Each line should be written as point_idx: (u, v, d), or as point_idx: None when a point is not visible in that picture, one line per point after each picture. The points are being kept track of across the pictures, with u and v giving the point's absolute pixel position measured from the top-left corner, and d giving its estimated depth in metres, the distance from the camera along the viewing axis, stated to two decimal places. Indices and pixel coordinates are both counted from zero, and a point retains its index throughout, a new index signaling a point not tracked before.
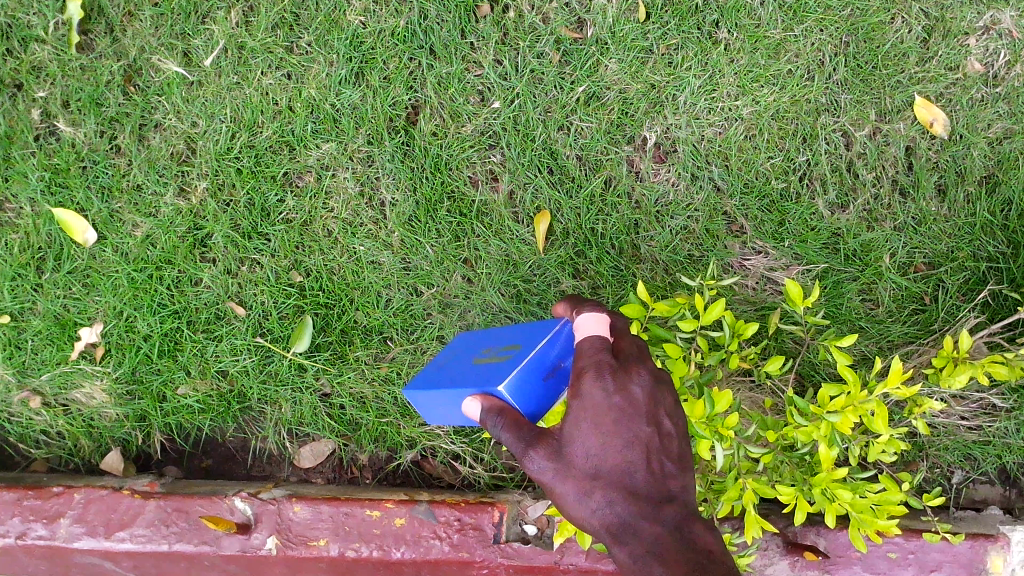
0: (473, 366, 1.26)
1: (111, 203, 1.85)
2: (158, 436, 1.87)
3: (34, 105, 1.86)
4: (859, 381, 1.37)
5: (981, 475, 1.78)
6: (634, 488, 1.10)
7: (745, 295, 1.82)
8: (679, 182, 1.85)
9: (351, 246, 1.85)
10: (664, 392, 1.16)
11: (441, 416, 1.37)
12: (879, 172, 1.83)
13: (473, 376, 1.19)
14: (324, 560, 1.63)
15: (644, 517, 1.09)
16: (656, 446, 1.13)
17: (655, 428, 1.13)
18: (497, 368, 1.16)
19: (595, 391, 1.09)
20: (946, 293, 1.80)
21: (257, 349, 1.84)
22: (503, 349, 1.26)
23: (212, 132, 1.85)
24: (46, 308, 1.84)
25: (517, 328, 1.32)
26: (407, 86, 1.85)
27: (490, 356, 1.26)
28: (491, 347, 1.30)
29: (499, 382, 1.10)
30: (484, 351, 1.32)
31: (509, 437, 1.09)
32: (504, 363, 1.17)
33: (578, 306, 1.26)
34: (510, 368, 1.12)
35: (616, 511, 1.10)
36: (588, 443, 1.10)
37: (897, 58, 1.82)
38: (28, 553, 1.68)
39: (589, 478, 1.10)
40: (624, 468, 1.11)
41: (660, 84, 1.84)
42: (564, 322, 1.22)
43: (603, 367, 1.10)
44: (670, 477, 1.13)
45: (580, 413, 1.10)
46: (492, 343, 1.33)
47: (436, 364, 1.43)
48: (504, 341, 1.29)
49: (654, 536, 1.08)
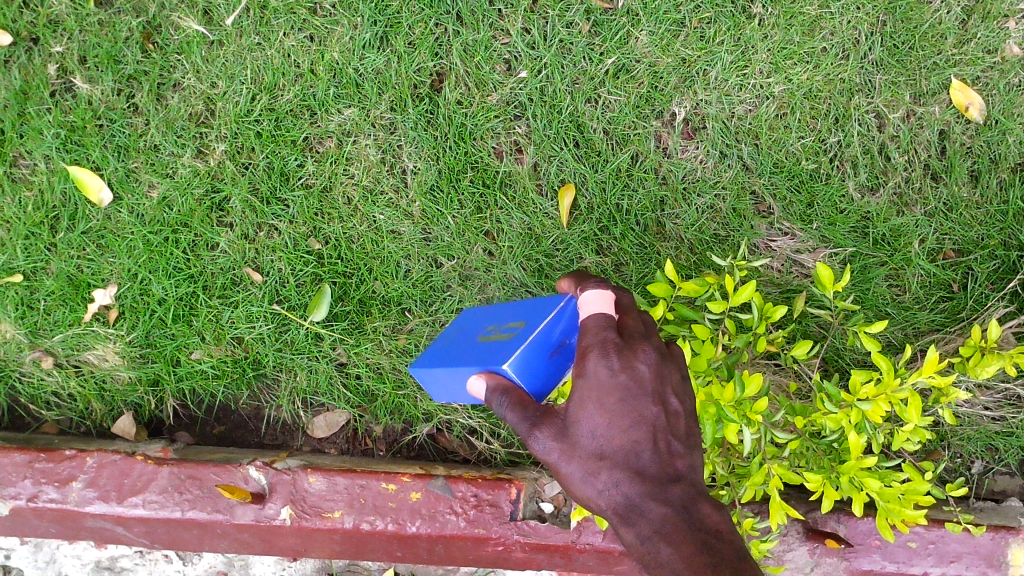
0: (479, 343, 1.24)
1: (128, 162, 1.82)
2: (171, 401, 1.85)
3: (50, 60, 1.82)
4: (893, 369, 1.34)
5: (1002, 466, 1.76)
6: (640, 468, 1.06)
7: (771, 276, 1.79)
8: (707, 160, 1.81)
9: (371, 215, 1.81)
10: (670, 369, 1.14)
11: (447, 393, 1.35)
12: (911, 155, 1.79)
13: (478, 354, 1.17)
14: (338, 531, 1.61)
15: (651, 497, 1.05)
16: (662, 425, 1.09)
17: (661, 407, 1.10)
18: (502, 345, 1.14)
19: (600, 370, 1.07)
20: (975, 281, 1.77)
21: (274, 316, 1.81)
22: (508, 325, 1.23)
23: (232, 94, 1.81)
24: (60, 269, 1.81)
25: (521, 303, 1.29)
26: (432, 52, 1.81)
27: (495, 332, 1.24)
28: (496, 324, 1.28)
29: (503, 360, 1.08)
30: (488, 327, 1.29)
31: (513, 417, 1.08)
32: (508, 340, 1.15)
33: (582, 281, 1.22)
34: (515, 346, 1.10)
35: (622, 491, 1.06)
36: (594, 423, 1.08)
37: (934, 39, 1.77)
38: (39, 516, 1.65)
39: (594, 458, 1.07)
40: (630, 448, 1.07)
41: (690, 58, 1.79)
42: (569, 297, 1.18)
43: (609, 347, 1.08)
44: (677, 456, 1.09)
45: (585, 392, 1.08)
46: (497, 319, 1.30)
47: (442, 341, 1.40)
48: (509, 317, 1.27)
49: (660, 517, 1.04)
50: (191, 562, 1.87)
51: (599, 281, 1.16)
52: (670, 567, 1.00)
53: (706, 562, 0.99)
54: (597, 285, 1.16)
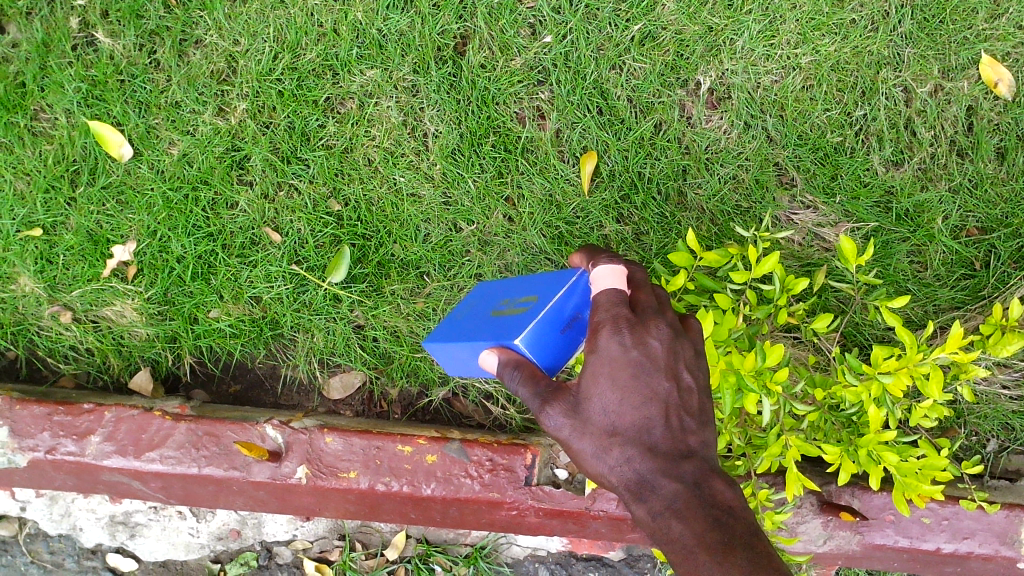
0: (492, 319, 1.23)
1: (149, 118, 1.81)
2: (189, 358, 1.86)
3: (72, 14, 1.80)
4: (917, 344, 1.33)
5: (1018, 445, 1.75)
6: (652, 445, 1.07)
7: (792, 250, 1.78)
8: (731, 130, 1.79)
9: (391, 177, 1.81)
10: (684, 345, 1.12)
11: (460, 367, 1.35)
12: (938, 130, 1.77)
13: (491, 329, 1.16)
14: (353, 492, 1.62)
15: (663, 473, 1.05)
16: (675, 401, 1.09)
17: (674, 383, 1.09)
18: (514, 320, 1.13)
19: (613, 346, 1.06)
20: (998, 259, 1.75)
21: (292, 277, 1.81)
22: (520, 300, 1.22)
23: (254, 52, 1.80)
24: (79, 223, 1.81)
25: (534, 279, 1.28)
26: (457, 14, 1.79)
27: (507, 307, 1.23)
28: (509, 299, 1.26)
29: (515, 335, 1.07)
30: (502, 302, 1.28)
31: (525, 392, 1.07)
32: (520, 315, 1.14)
33: (594, 257, 1.19)
34: (528, 321, 1.09)
35: (634, 467, 1.06)
36: (606, 399, 1.07)
37: (965, 13, 1.74)
38: (56, 468, 1.66)
39: (606, 435, 1.07)
40: (642, 424, 1.07)
41: (717, 27, 1.77)
42: (581, 271, 1.16)
43: (621, 322, 1.07)
44: (689, 432, 1.09)
45: (597, 368, 1.07)
46: (510, 294, 1.30)
47: (457, 316, 1.39)
48: (521, 292, 1.26)
49: (672, 493, 1.04)
50: (205, 520, 1.89)
51: (611, 259, 1.13)
52: (681, 543, 1.00)
53: (718, 539, 0.98)
54: (608, 261, 1.14)
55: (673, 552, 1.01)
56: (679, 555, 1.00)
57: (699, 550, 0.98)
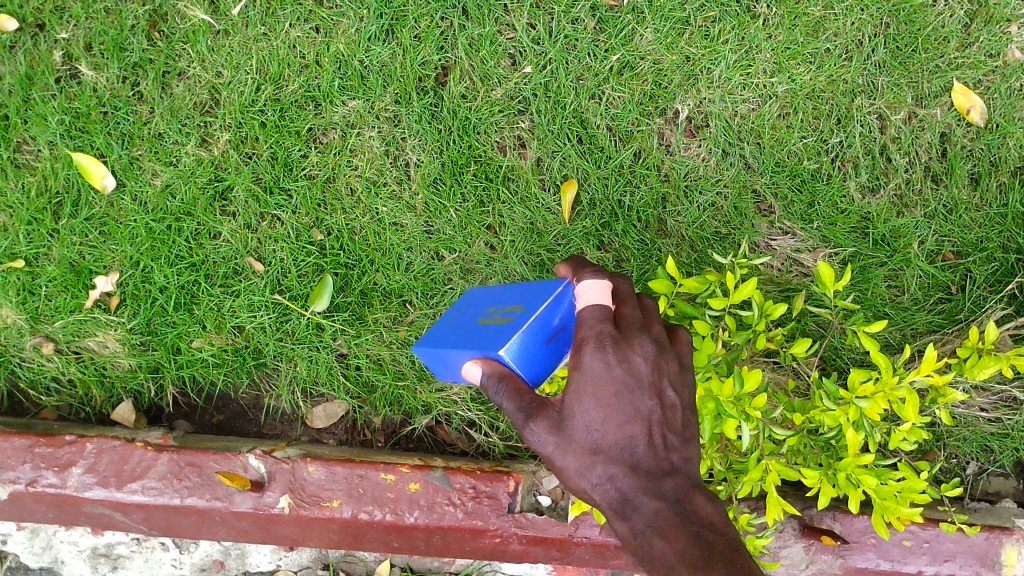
0: (478, 327, 1.23)
1: (131, 150, 1.82)
2: (171, 389, 1.85)
3: (55, 47, 1.81)
4: (892, 368, 1.35)
5: (997, 467, 1.78)
6: (635, 462, 1.07)
7: (771, 275, 1.80)
8: (709, 158, 1.81)
9: (373, 207, 1.82)
10: (667, 361, 1.13)
11: (446, 375, 1.35)
12: (913, 157, 1.80)
13: (477, 338, 1.17)
14: (336, 521, 1.62)
15: (645, 491, 1.05)
16: (657, 418, 1.10)
17: (657, 400, 1.10)
18: (500, 329, 1.14)
19: (596, 363, 1.07)
20: (974, 283, 1.78)
21: (275, 306, 1.82)
22: (506, 309, 1.23)
23: (237, 84, 1.81)
24: (62, 255, 1.81)
25: (520, 288, 1.28)
26: (438, 46, 1.81)
27: (494, 316, 1.24)
28: (496, 308, 1.27)
29: (500, 346, 1.07)
30: (488, 311, 1.29)
31: (510, 405, 1.07)
32: (506, 324, 1.14)
33: (577, 268, 1.20)
34: (513, 331, 1.09)
35: (617, 485, 1.07)
36: (590, 416, 1.08)
37: (937, 41, 1.78)
38: (37, 500, 1.65)
39: (589, 452, 1.08)
40: (624, 442, 1.08)
41: (694, 56, 1.80)
42: (566, 283, 1.17)
43: (605, 339, 1.08)
44: (672, 449, 1.10)
45: (581, 385, 1.08)
46: (496, 302, 1.30)
47: (443, 323, 1.39)
48: (507, 301, 1.26)
49: (654, 511, 1.04)
50: (188, 551, 1.87)
51: (593, 273, 1.14)
52: (662, 561, 1.00)
53: (698, 555, 0.98)
54: (592, 274, 1.14)
55: (655, 570, 1.01)
56: (661, 572, 0.99)
57: (680, 566, 0.98)
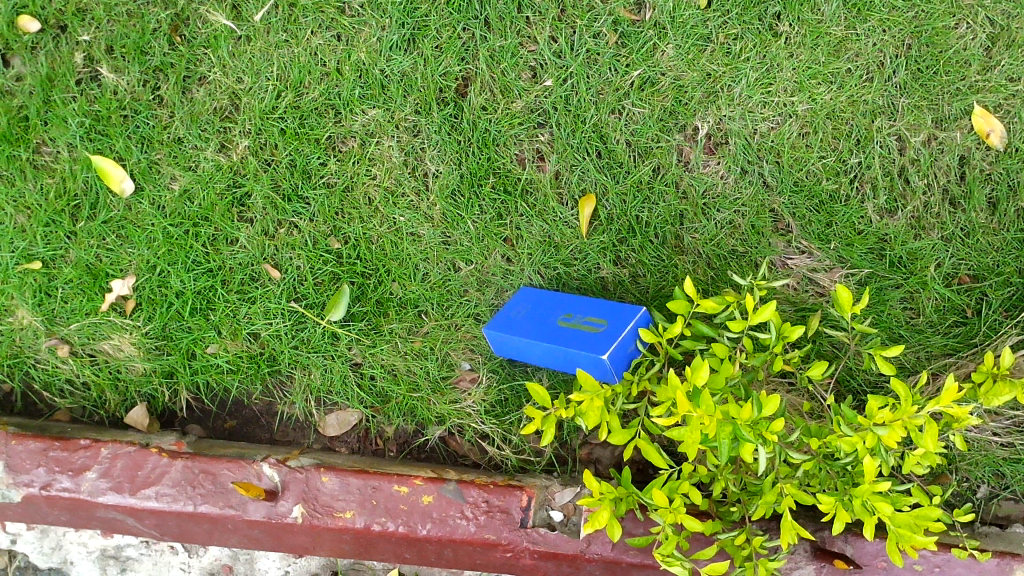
0: (562, 328, 1.56)
1: (151, 154, 1.82)
2: (185, 394, 1.86)
3: (77, 49, 1.81)
4: (911, 396, 1.35)
5: (1008, 492, 1.77)
6: None
7: (786, 295, 1.81)
8: (728, 176, 1.81)
9: (391, 217, 1.83)
10: None
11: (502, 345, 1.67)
12: (931, 179, 1.78)
13: (562, 333, 1.53)
14: (348, 531, 1.62)
15: None
16: None
17: None
18: (586, 330, 1.53)
19: None
20: (989, 307, 1.76)
21: (291, 313, 1.83)
22: (586, 319, 1.57)
23: (258, 90, 1.81)
24: (79, 257, 1.82)
25: (592, 302, 1.60)
26: (459, 57, 1.81)
27: (575, 323, 1.56)
28: (573, 314, 1.59)
29: (603, 351, 1.45)
30: (565, 314, 1.60)
31: None
32: (590, 327, 1.54)
33: None
34: (610, 341, 1.48)
35: None
36: None
37: (958, 65, 1.74)
38: (51, 503, 1.66)
39: None
40: None
41: (715, 73, 1.79)
42: (641, 312, 1.55)
43: None
44: None
45: None
46: (569, 309, 1.60)
47: (507, 314, 1.65)
48: (584, 310, 1.59)
49: None
50: (197, 555, 1.88)
51: None
52: None
53: None
54: None
55: None
56: None
57: None
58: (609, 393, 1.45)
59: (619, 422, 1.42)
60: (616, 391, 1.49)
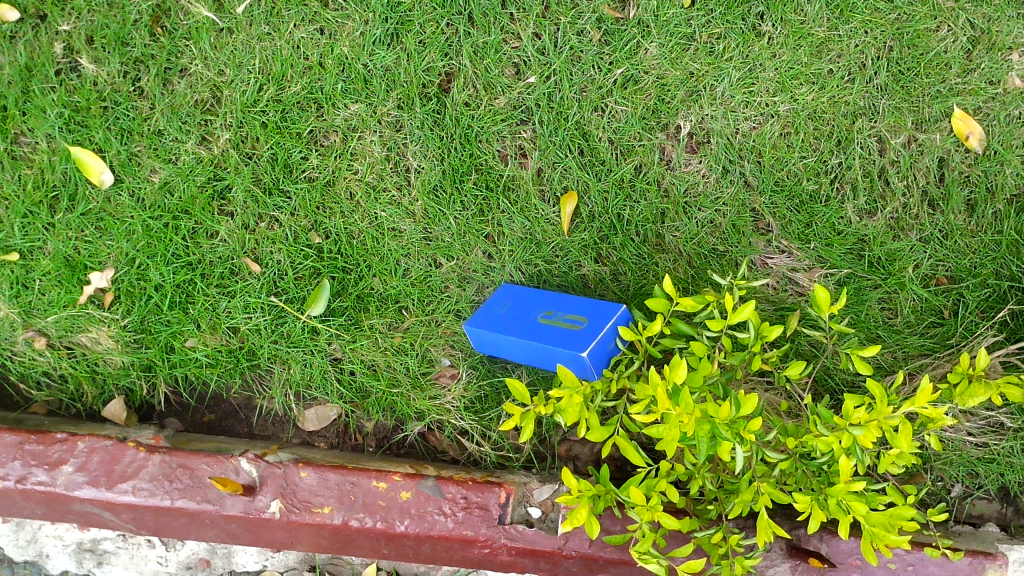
0: (542, 325, 1.56)
1: (131, 146, 1.81)
2: (163, 387, 1.85)
3: (56, 39, 1.80)
4: (887, 397, 1.35)
5: (981, 491, 1.79)
6: None
7: (766, 294, 1.81)
8: (710, 175, 1.81)
9: (372, 211, 1.82)
10: None
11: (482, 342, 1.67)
12: (910, 181, 1.79)
13: (542, 331, 1.53)
14: (326, 527, 1.62)
15: None
16: None
17: None
18: (567, 328, 1.53)
19: None
20: (966, 308, 1.77)
21: (271, 308, 1.82)
22: (567, 317, 1.57)
23: (239, 83, 1.80)
24: (57, 249, 1.81)
25: (573, 301, 1.61)
26: (442, 52, 1.80)
27: (556, 321, 1.56)
28: (554, 312, 1.59)
29: (583, 349, 1.44)
30: (546, 312, 1.60)
31: None
32: (570, 325, 1.54)
33: None
34: (590, 339, 1.48)
35: None
36: None
37: (938, 67, 1.75)
38: (26, 497, 1.64)
39: None
40: None
41: (698, 72, 1.79)
42: (622, 312, 1.55)
43: None
44: None
45: None
46: (550, 307, 1.60)
47: (489, 310, 1.65)
48: (565, 309, 1.59)
49: None
50: (174, 548, 1.87)
51: None
52: None
53: None
54: None
55: None
56: None
57: None
58: (588, 391, 1.46)
59: (597, 420, 1.43)
60: (596, 389, 1.49)
